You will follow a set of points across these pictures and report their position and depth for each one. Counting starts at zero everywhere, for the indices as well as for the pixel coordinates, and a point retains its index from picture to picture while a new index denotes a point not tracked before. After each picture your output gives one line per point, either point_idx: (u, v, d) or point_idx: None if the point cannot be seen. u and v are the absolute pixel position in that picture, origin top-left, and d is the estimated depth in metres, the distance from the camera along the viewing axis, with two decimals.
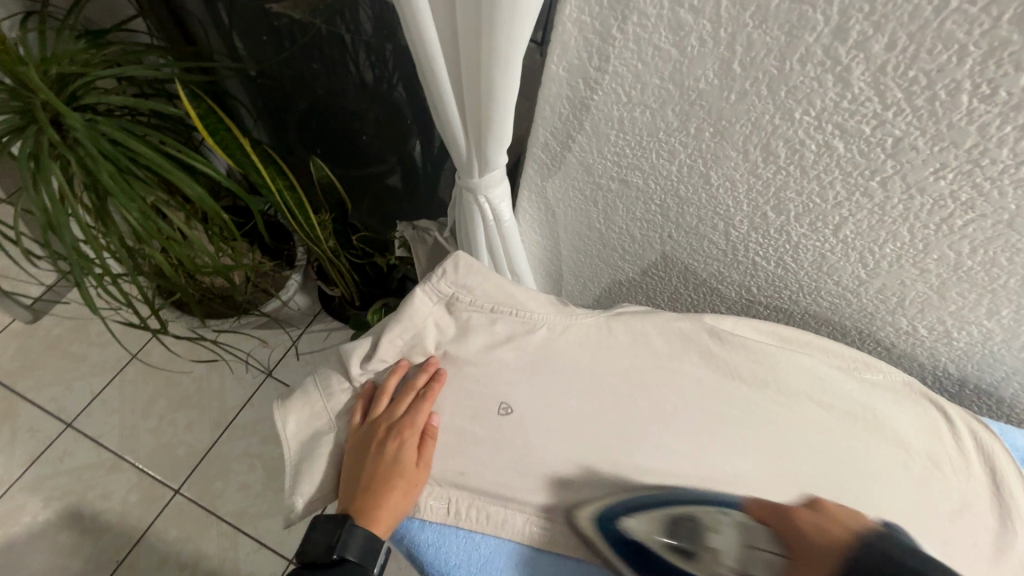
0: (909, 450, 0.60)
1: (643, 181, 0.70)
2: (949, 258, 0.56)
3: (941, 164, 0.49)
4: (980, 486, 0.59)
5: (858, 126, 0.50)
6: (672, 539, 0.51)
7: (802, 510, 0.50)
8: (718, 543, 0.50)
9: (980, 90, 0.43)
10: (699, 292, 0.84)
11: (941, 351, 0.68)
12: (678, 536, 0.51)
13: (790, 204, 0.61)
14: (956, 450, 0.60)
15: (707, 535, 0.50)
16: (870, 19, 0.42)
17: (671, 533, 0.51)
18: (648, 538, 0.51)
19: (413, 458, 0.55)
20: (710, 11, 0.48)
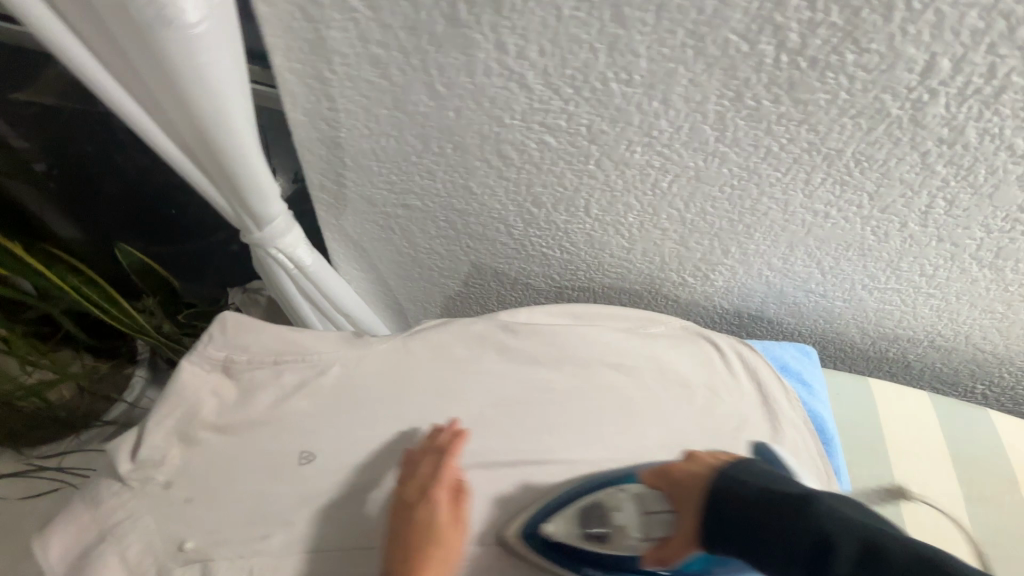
0: (691, 387, 0.68)
1: (422, 203, 0.73)
2: (675, 216, 0.66)
3: (628, 141, 0.57)
4: (753, 400, 0.68)
5: (554, 121, 0.56)
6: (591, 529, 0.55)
7: (673, 465, 0.52)
8: (655, 509, 0.53)
9: (621, 77, 0.50)
10: (518, 290, 0.89)
11: (710, 291, 0.79)
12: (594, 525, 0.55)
13: (543, 197, 0.67)
14: (729, 373, 0.69)
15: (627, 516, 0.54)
16: (516, 33, 0.48)
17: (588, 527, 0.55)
18: (569, 535, 0.55)
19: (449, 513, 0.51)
20: (394, 44, 0.52)
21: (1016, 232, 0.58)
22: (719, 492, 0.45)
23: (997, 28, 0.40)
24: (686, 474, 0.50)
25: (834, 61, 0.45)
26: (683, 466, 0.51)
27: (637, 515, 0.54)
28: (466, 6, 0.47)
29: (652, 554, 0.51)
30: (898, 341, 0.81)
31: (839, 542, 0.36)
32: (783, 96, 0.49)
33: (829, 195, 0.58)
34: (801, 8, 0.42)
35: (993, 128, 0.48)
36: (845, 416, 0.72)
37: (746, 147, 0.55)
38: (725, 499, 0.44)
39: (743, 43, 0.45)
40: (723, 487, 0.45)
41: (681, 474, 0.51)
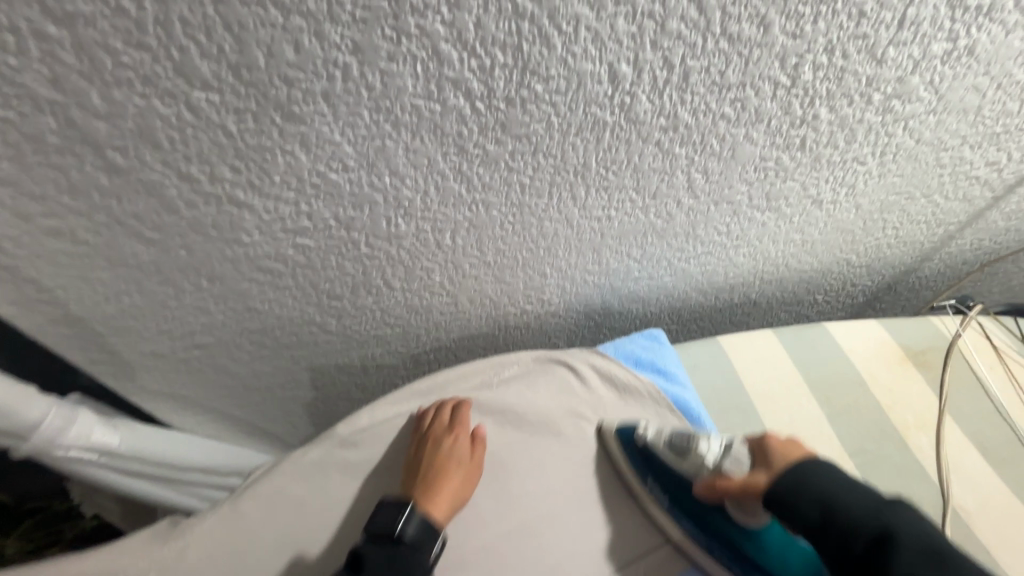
0: (556, 420, 0.66)
1: (215, 337, 0.65)
2: (476, 262, 0.63)
3: (384, 217, 0.53)
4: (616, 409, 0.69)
5: (297, 224, 0.51)
6: (672, 442, 0.58)
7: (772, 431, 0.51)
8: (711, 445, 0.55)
9: (334, 167, 0.46)
10: (373, 373, 0.83)
11: (552, 309, 0.78)
12: (679, 440, 0.57)
13: (336, 289, 0.62)
14: (588, 391, 0.69)
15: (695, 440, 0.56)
16: (194, 161, 0.43)
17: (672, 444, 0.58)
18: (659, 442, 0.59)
19: (468, 452, 0.59)
20: (64, 211, 0.44)
21: (772, 177, 0.61)
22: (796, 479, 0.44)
23: (648, 27, 0.41)
24: (784, 442, 0.49)
25: (527, 95, 0.44)
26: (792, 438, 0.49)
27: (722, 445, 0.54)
28: (119, 152, 0.41)
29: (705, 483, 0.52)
30: (736, 289, 0.85)
31: (907, 551, 0.36)
32: (502, 136, 0.47)
33: (600, 201, 0.58)
34: (465, 59, 0.40)
35: (699, 106, 0.49)
36: (707, 380, 0.74)
37: (500, 187, 0.53)
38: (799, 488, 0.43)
39: (432, 103, 0.43)
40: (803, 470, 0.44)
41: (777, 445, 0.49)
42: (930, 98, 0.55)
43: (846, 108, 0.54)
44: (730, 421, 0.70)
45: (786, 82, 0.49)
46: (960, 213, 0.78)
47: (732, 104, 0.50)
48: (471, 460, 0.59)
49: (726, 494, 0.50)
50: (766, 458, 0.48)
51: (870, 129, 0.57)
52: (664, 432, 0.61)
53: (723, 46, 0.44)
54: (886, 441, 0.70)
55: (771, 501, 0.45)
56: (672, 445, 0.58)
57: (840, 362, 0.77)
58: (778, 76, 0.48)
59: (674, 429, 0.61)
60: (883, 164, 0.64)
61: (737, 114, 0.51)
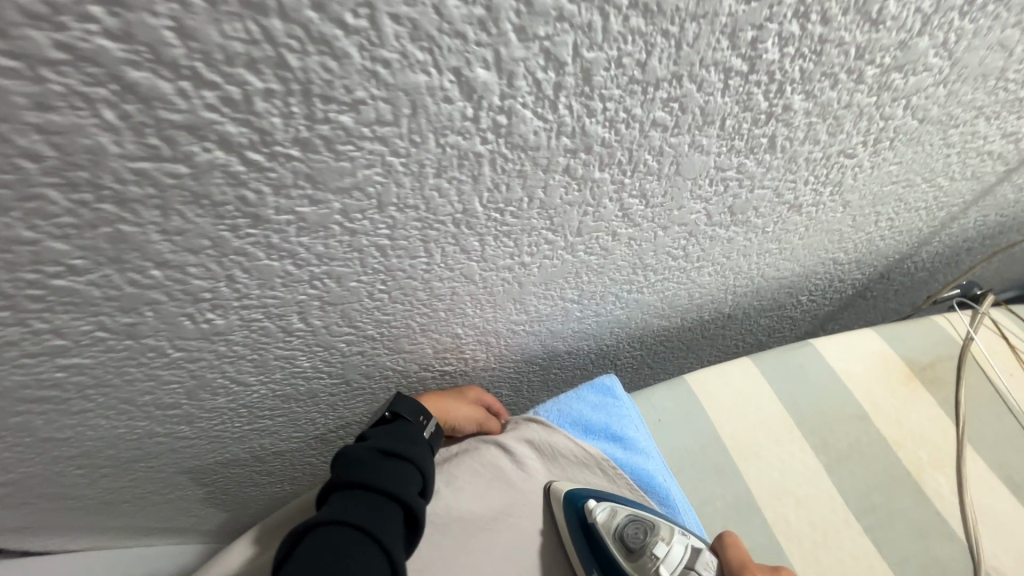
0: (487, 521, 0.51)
1: (18, 472, 0.48)
2: (354, 339, 0.47)
3: (183, 314, 0.37)
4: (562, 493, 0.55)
5: (43, 345, 0.34)
6: (626, 537, 0.48)
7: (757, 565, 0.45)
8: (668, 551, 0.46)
9: (52, 271, 0.29)
10: (272, 460, 0.67)
11: (480, 364, 0.62)
12: (634, 533, 0.48)
13: (164, 399, 0.45)
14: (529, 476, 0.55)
15: (653, 541, 0.47)
16: None
17: (622, 538, 0.48)
18: (607, 527, 0.48)
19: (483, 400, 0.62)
20: None
21: (735, 187, 0.46)
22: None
23: (503, 5, 0.24)
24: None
25: (331, 132, 0.27)
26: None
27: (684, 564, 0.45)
28: None
29: None
30: (704, 307, 0.70)
31: None
32: (317, 193, 0.31)
33: (505, 249, 0.42)
34: (190, 91, 0.23)
35: (617, 114, 0.33)
36: (676, 435, 0.60)
37: (346, 255, 0.36)
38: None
39: (169, 164, 0.26)
40: None
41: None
42: (942, 64, 0.39)
43: (829, 91, 0.38)
44: (708, 489, 0.57)
45: (742, 66, 0.33)
46: (966, 193, 0.64)
47: (667, 105, 0.34)
48: (466, 401, 0.60)
49: None
50: None
51: (862, 114, 0.42)
52: (619, 510, 0.50)
53: (638, 24, 0.28)
54: (899, 492, 0.57)
55: None
56: (623, 541, 0.47)
57: (834, 389, 0.64)
58: (729, 59, 0.32)
59: (630, 512, 0.50)
60: (877, 153, 0.48)
61: (675, 119, 0.35)
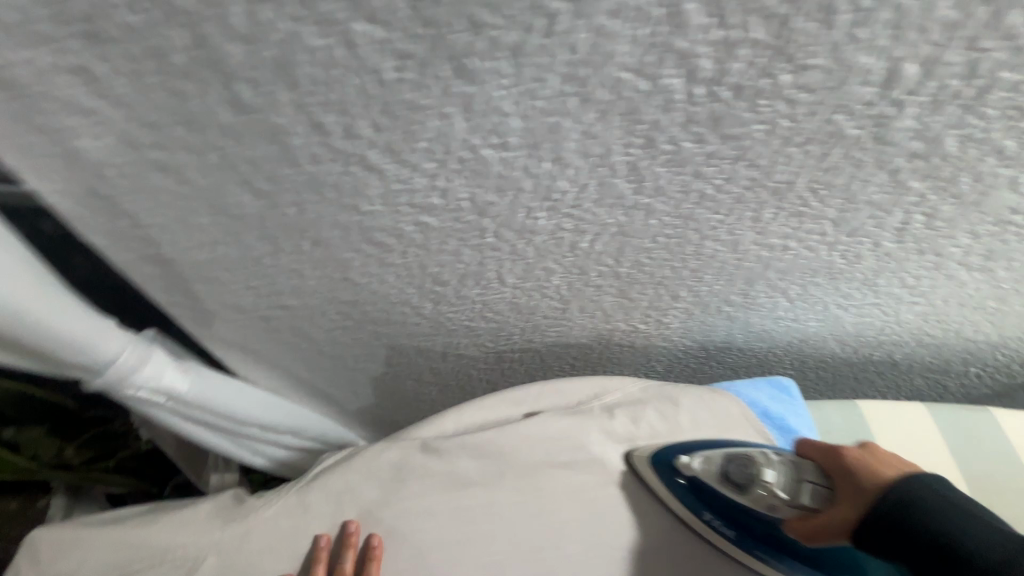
0: None
1: (302, 301, 0.59)
2: (606, 271, 0.54)
3: (525, 207, 0.44)
4: None
5: (426, 199, 0.43)
6: (731, 475, 0.52)
7: (845, 446, 0.49)
8: (780, 475, 0.50)
9: (491, 141, 0.37)
10: (450, 361, 0.76)
11: (668, 332, 0.67)
12: (737, 469, 0.52)
13: (443, 275, 0.54)
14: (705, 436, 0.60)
15: (759, 469, 0.50)
16: (330, 109, 0.35)
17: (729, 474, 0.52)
18: (709, 474, 0.53)
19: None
20: (178, 144, 0.37)
21: (1008, 234, 0.48)
22: (900, 504, 0.41)
23: (977, 17, 0.29)
24: (868, 457, 0.47)
25: (765, 86, 0.33)
26: (868, 449, 0.48)
27: (790, 478, 0.49)
28: (248, 85, 0.33)
29: (794, 526, 0.48)
30: (883, 346, 0.72)
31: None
32: (706, 134, 0.37)
33: (783, 228, 0.47)
34: (709, 27, 0.29)
35: (977, 133, 0.37)
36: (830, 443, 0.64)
37: (674, 194, 0.42)
38: (906, 514, 0.41)
39: (641, 79, 0.33)
40: (897, 499, 0.42)
41: (858, 458, 0.47)
42: None
43: None
44: None
45: None
46: None
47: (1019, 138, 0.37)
48: None
49: (822, 534, 0.45)
50: (843, 488, 0.46)
51: None
52: (711, 455, 0.54)
53: None
54: None
55: (875, 540, 0.42)
56: (727, 475, 0.52)
57: (1004, 460, 0.63)
58: None
59: (724, 455, 0.54)
60: None
61: (1018, 151, 0.38)
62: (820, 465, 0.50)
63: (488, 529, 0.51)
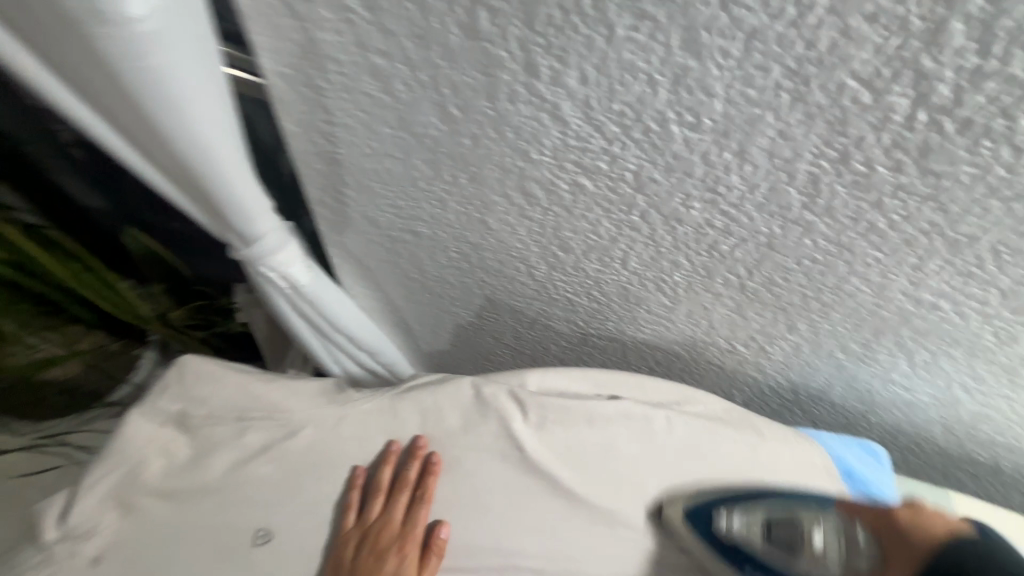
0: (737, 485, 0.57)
1: (431, 232, 0.63)
2: (733, 282, 0.54)
3: (684, 195, 0.45)
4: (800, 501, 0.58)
5: (594, 162, 0.45)
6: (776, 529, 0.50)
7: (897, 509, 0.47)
8: (823, 535, 0.48)
9: (685, 119, 0.38)
10: (537, 330, 0.78)
11: (766, 364, 0.66)
12: (781, 527, 0.49)
13: (573, 242, 0.56)
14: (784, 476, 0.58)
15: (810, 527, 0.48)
16: (550, 53, 0.37)
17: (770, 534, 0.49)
18: (751, 537, 0.50)
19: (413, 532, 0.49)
20: (400, 55, 0.41)
21: None
22: None
23: None
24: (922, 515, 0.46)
25: (999, 127, 0.32)
26: (921, 517, 0.46)
27: (841, 542, 0.47)
28: (487, 13, 0.36)
29: None
30: (994, 448, 0.66)
31: None
32: (908, 164, 0.36)
33: (942, 286, 0.45)
34: (967, 52, 0.29)
35: None
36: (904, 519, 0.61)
37: (843, 219, 0.42)
38: None
39: (866, 91, 0.32)
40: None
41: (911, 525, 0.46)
42: None
43: None
44: None
45: None
46: None
47: None
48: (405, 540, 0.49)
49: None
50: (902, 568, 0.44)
51: None
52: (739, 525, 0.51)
53: None
54: None
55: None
56: (769, 534, 0.50)
57: None
58: None
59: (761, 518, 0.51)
60: None
61: None
62: (871, 530, 0.47)
63: (544, 499, 0.53)
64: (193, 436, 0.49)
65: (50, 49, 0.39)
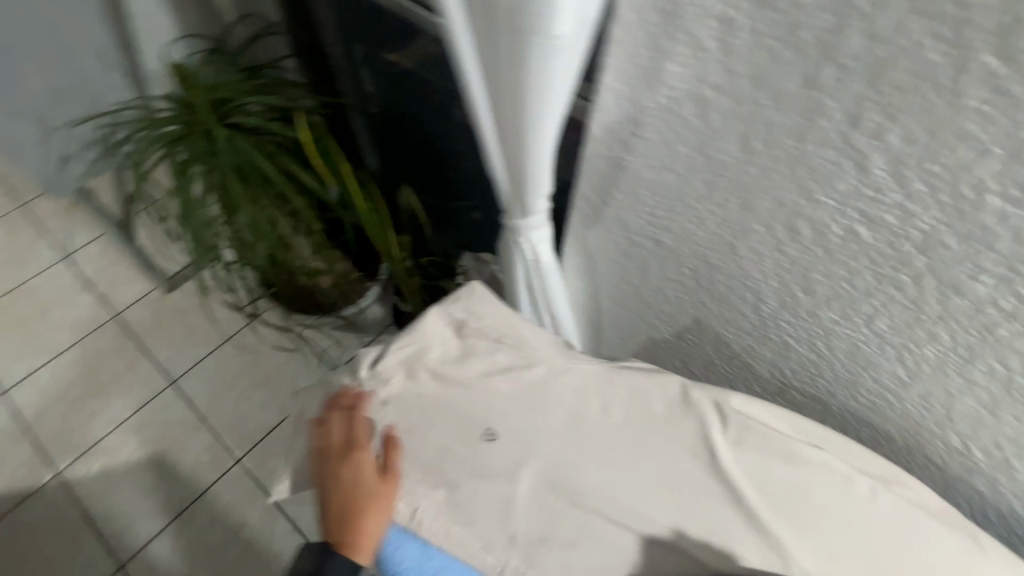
0: None
1: (675, 244, 0.71)
2: (996, 371, 0.51)
3: (972, 266, 0.46)
4: None
5: (882, 215, 0.48)
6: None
7: None
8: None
9: (1007, 190, 0.41)
10: (733, 366, 0.81)
11: (1002, 482, 0.59)
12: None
13: (820, 286, 0.59)
14: None
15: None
16: (881, 109, 0.43)
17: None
18: None
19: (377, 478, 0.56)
20: (731, 91, 0.50)
21: None
22: None
23: None
24: None
25: None
26: None
27: None
28: (834, 67, 0.43)
29: None
30: None
31: None
32: None
33: None
34: None
35: None
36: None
37: None
38: None
39: None
40: None
41: None
42: None
43: None
44: None
45: None
46: None
47: None
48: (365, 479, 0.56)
49: None
50: None
51: None
52: None
53: None
54: None
55: None
56: None
57: None
58: None
59: None
60: None
61: None
62: None
63: (724, 510, 0.56)
64: (464, 341, 0.63)
65: (482, 45, 0.56)
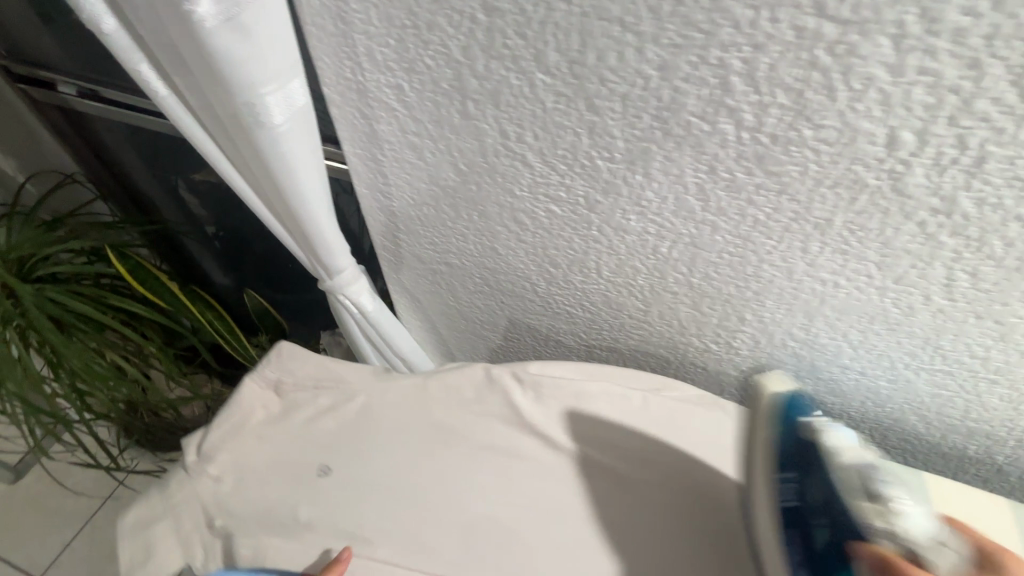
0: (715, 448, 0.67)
1: (461, 263, 0.84)
2: (682, 280, 0.68)
3: (622, 211, 0.63)
4: None
5: (557, 193, 0.65)
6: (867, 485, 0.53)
7: None
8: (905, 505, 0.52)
9: (603, 154, 0.57)
10: (551, 347, 0.94)
11: (736, 360, 0.77)
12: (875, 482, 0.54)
13: (558, 258, 0.74)
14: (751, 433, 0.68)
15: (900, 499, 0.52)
16: (514, 121, 0.59)
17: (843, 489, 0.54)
18: None
19: None
20: (427, 134, 0.65)
21: None
22: None
23: (949, 101, 0.41)
24: None
25: (795, 136, 0.48)
26: None
27: None
28: (472, 102, 0.59)
29: None
30: (975, 437, 0.71)
31: None
32: (754, 168, 0.52)
33: (832, 263, 0.57)
34: (735, 88, 0.47)
35: (990, 197, 0.46)
36: None
37: (732, 215, 0.57)
38: None
39: (704, 125, 0.50)
40: None
41: None
42: None
43: None
44: None
45: None
46: None
47: None
48: None
49: None
50: None
51: None
52: None
53: None
54: None
55: None
56: None
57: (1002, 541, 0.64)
58: None
59: None
60: None
61: None
62: None
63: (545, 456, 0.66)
64: (284, 397, 0.68)
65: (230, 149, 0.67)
